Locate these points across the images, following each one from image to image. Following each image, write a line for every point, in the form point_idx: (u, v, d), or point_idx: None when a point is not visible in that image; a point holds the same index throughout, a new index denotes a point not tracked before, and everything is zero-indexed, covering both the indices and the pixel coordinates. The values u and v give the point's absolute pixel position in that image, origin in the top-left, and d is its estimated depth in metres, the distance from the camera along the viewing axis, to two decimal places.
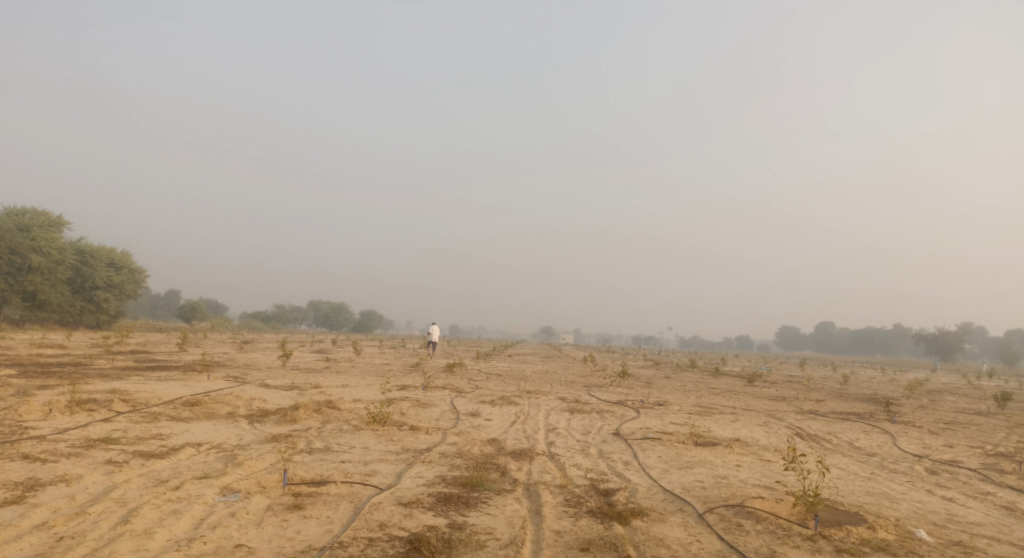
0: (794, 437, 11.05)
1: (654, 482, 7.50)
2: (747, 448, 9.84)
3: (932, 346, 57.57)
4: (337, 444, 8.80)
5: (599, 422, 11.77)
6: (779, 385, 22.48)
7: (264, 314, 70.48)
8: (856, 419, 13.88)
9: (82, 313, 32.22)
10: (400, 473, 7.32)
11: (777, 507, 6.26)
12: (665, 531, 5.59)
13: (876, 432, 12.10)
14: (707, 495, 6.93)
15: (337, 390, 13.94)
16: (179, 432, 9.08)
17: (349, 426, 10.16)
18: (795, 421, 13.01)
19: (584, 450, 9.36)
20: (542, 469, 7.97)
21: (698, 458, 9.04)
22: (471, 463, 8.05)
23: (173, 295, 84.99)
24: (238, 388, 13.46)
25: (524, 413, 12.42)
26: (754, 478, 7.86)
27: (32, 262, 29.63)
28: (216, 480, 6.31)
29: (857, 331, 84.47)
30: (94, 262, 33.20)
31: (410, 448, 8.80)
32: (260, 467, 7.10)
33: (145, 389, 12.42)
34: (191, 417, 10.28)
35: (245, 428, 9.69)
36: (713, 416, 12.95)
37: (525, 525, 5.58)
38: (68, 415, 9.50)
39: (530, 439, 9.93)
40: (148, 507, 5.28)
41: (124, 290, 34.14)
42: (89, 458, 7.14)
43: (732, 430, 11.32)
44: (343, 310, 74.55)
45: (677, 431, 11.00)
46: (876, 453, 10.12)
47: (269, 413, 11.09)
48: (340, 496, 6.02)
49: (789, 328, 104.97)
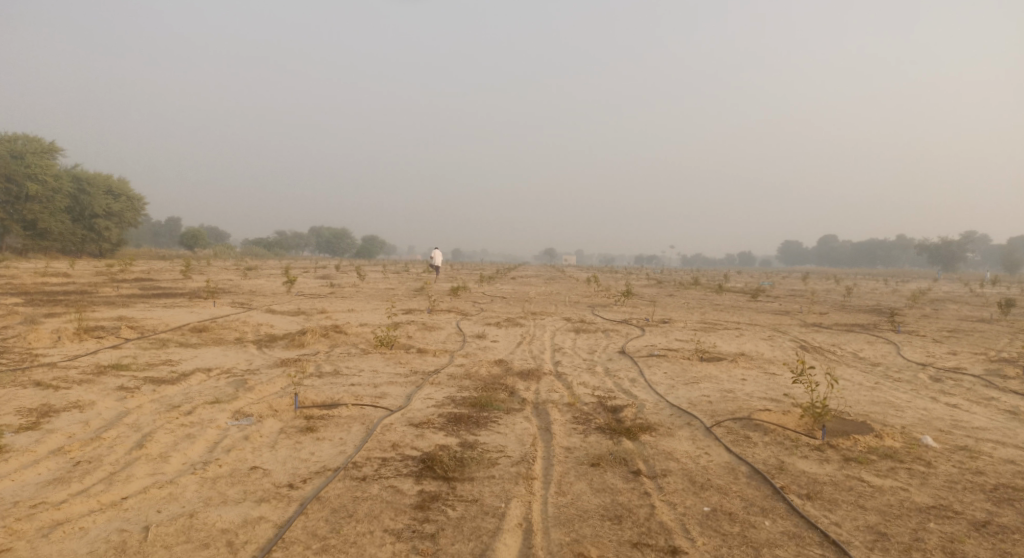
0: (799, 350, 11.13)
1: (661, 398, 7.56)
2: (752, 362, 9.92)
3: (935, 256, 57.51)
4: (346, 367, 8.86)
5: (604, 340, 11.85)
6: (782, 299, 22.59)
7: (266, 240, 70.37)
8: (860, 330, 13.97)
9: (85, 242, 32.12)
10: (410, 395, 7.37)
11: (784, 419, 6.31)
12: (674, 445, 5.65)
13: (880, 343, 12.17)
14: (714, 409, 6.99)
15: (343, 315, 14.01)
16: (188, 358, 9.14)
17: (356, 350, 10.23)
18: (800, 334, 13.08)
19: (591, 368, 9.43)
20: (550, 388, 8.04)
21: (704, 373, 9.12)
22: (479, 383, 8.12)
23: (174, 224, 84.61)
24: (244, 314, 13.52)
25: (530, 333, 12.49)
26: (760, 392, 7.92)
27: (29, 191, 29.22)
28: (228, 405, 6.36)
29: (860, 244, 84.24)
30: (92, 190, 32.75)
31: (418, 370, 8.87)
32: (271, 391, 7.14)
33: (152, 316, 12.46)
34: (199, 343, 10.35)
35: (254, 354, 9.75)
36: (717, 331, 13.02)
37: (535, 443, 5.64)
38: (78, 342, 9.55)
39: (536, 359, 10.00)
40: (162, 432, 5.32)
41: (124, 219, 33.89)
42: (101, 385, 7.19)
43: (738, 345, 11.39)
44: (345, 235, 74.33)
45: (682, 347, 11.07)
46: (881, 363, 10.19)
47: (276, 338, 11.16)
48: (351, 418, 6.06)
49: (792, 244, 104.76)
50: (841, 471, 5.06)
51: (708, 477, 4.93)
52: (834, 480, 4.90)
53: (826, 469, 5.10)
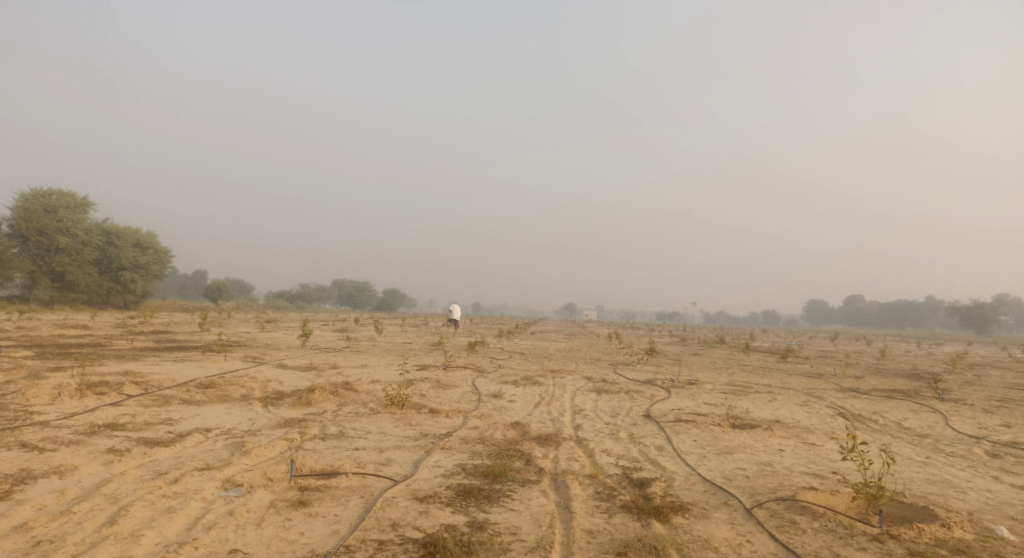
0: (838, 417, 10.31)
1: (692, 471, 6.86)
2: (789, 431, 9.13)
3: (967, 318, 55.50)
4: (352, 429, 8.33)
5: (628, 402, 11.17)
6: (813, 361, 21.55)
7: (288, 293, 70.88)
8: (901, 397, 13.03)
9: (110, 294, 32.43)
10: (417, 462, 6.80)
11: (833, 501, 5.60)
12: (711, 531, 4.98)
13: (925, 412, 11.27)
14: (752, 485, 6.28)
15: (355, 371, 13.51)
16: (189, 417, 8.70)
17: (365, 409, 9.68)
18: (837, 400, 12.21)
19: (614, 434, 8.76)
20: (570, 456, 7.40)
21: (737, 442, 8.38)
22: (493, 450, 7.52)
23: (200, 275, 86.03)
24: (254, 369, 13.11)
25: (549, 394, 11.83)
26: (801, 465, 7.18)
27: (58, 244, 29.76)
28: (218, 472, 5.85)
29: (888, 304, 82.08)
30: (120, 243, 33.29)
31: (429, 433, 8.28)
32: (268, 456, 6.63)
33: (160, 371, 12.11)
34: (203, 400, 9.92)
35: (258, 413, 9.28)
36: (748, 395, 12.24)
37: (553, 524, 5.02)
38: (78, 399, 9.20)
39: (555, 423, 9.36)
40: (140, 504, 4.84)
41: (150, 271, 34.29)
42: (90, 447, 6.76)
43: (771, 411, 10.63)
44: (366, 289, 74.58)
45: (712, 412, 10.33)
46: (930, 435, 9.32)
47: (284, 395, 10.69)
48: (351, 490, 5.51)
49: (817, 302, 102.52)
50: None
51: None
52: None
53: None
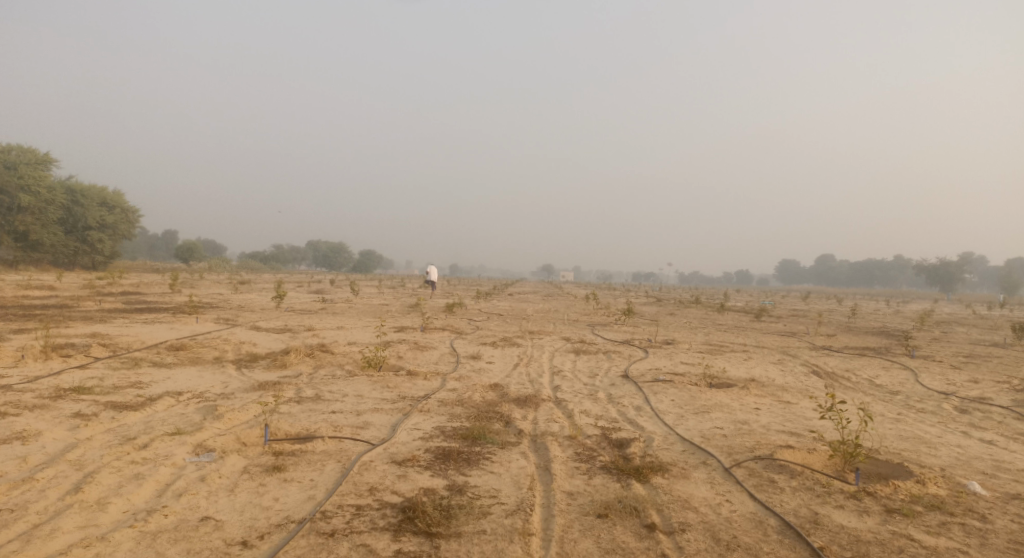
0: (812, 376, 10.47)
1: (670, 431, 6.89)
2: (765, 390, 9.25)
3: (934, 277, 56.97)
4: (328, 392, 8.19)
5: (606, 363, 11.21)
6: (787, 320, 21.92)
7: (262, 254, 69.68)
8: (873, 355, 13.29)
9: (77, 255, 31.46)
10: (395, 425, 6.70)
11: (810, 459, 5.66)
12: (690, 491, 4.99)
13: (896, 369, 11.51)
14: (730, 445, 6.33)
15: (332, 333, 13.33)
16: (160, 380, 8.46)
17: (341, 372, 9.53)
18: (811, 358, 12.40)
19: (592, 395, 8.77)
20: (549, 417, 7.37)
21: (714, 401, 8.45)
22: (472, 412, 7.45)
23: (170, 236, 83.96)
24: (227, 331, 12.84)
25: (528, 355, 11.80)
26: (777, 424, 7.27)
27: (21, 203, 28.60)
28: (189, 437, 5.68)
29: (858, 263, 83.74)
30: (85, 202, 32.15)
31: (407, 396, 8.18)
32: (241, 420, 6.47)
33: (129, 333, 11.77)
34: (174, 363, 9.66)
35: (231, 375, 9.07)
36: (724, 354, 12.38)
37: (533, 486, 4.99)
38: (43, 362, 8.88)
39: (534, 384, 9.33)
40: (107, 471, 4.66)
41: (118, 231, 33.28)
42: (55, 412, 6.51)
43: (747, 370, 10.74)
44: (343, 250, 73.66)
45: (689, 372, 10.40)
46: (901, 392, 9.53)
47: (258, 357, 10.48)
48: (327, 455, 5.40)
49: (790, 261, 104.21)
50: (885, 526, 4.43)
51: (734, 535, 4.30)
52: (878, 538, 4.27)
53: (867, 523, 4.47)
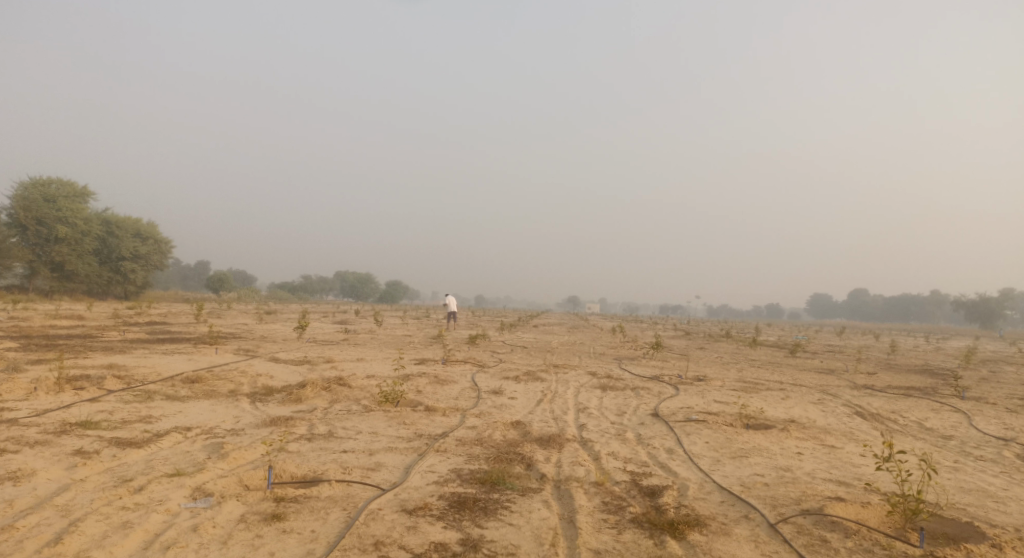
0: (856, 417, 9.73)
1: (707, 478, 6.32)
2: (806, 432, 8.58)
3: (973, 312, 54.80)
4: (342, 429, 7.81)
5: (634, 400, 10.64)
6: (823, 356, 20.96)
7: (291, 284, 70.53)
8: (920, 395, 12.43)
9: (110, 285, 32.03)
10: (409, 466, 6.27)
11: (865, 514, 5.06)
12: (732, 551, 4.47)
13: (947, 411, 10.69)
14: (773, 495, 5.73)
15: (350, 365, 13.01)
16: (170, 414, 8.19)
17: (357, 407, 9.14)
18: (853, 397, 11.63)
19: (620, 435, 8.23)
20: (573, 460, 6.87)
21: (752, 445, 7.83)
22: (491, 452, 6.98)
23: (202, 266, 85.66)
24: (245, 363, 12.60)
25: (551, 390, 11.29)
26: (824, 471, 6.64)
27: (58, 234, 29.31)
28: (189, 479, 5.36)
29: (892, 298, 81.25)
30: (120, 233, 32.83)
31: (423, 434, 7.75)
32: (246, 460, 6.13)
33: (146, 364, 11.59)
34: (188, 396, 9.40)
35: (244, 410, 8.77)
36: (759, 392, 11.68)
37: (555, 542, 4.52)
38: (55, 394, 8.69)
39: (558, 421, 8.83)
40: (93, 519, 4.36)
41: (151, 262, 33.84)
42: (56, 448, 6.26)
43: (785, 410, 10.06)
44: (369, 280, 74.21)
45: (723, 411, 9.77)
46: (955, 437, 8.76)
47: (274, 391, 10.18)
48: (333, 501, 5.02)
49: (821, 294, 101.76)
50: None
51: None
52: None
53: None
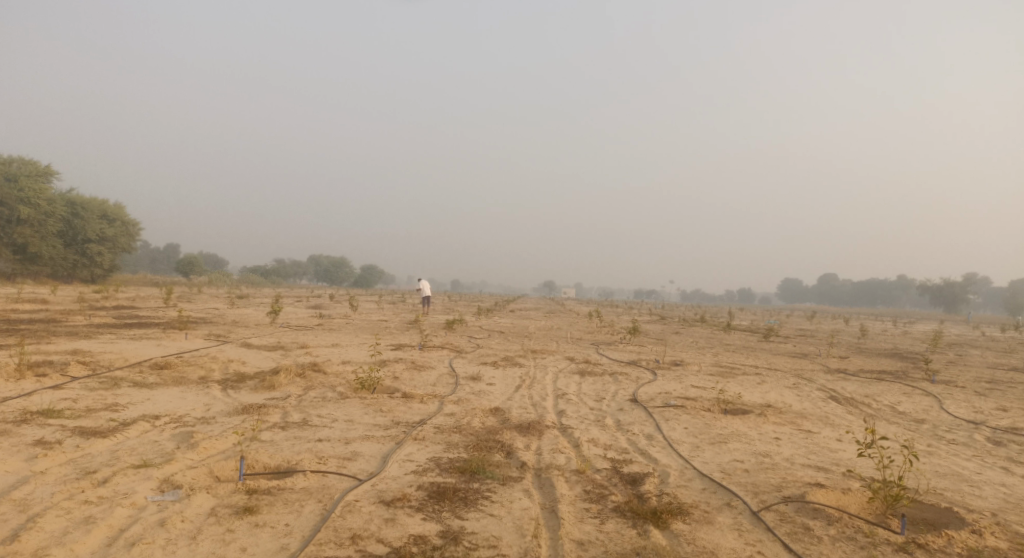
0: (831, 402, 9.84)
1: (687, 464, 6.30)
2: (783, 417, 8.63)
3: (937, 297, 56.27)
4: (317, 417, 7.62)
5: (613, 386, 10.61)
6: (796, 340, 21.26)
7: (263, 268, 69.31)
8: (891, 379, 12.66)
9: (76, 268, 31.03)
10: (386, 456, 6.12)
11: (846, 501, 5.08)
12: (716, 540, 4.44)
13: (917, 395, 10.88)
14: (754, 482, 5.72)
15: (325, 351, 12.74)
16: (137, 402, 7.90)
17: (332, 394, 8.94)
18: (827, 382, 11.78)
19: (600, 421, 8.19)
20: (554, 447, 6.79)
21: (730, 430, 7.85)
22: (470, 440, 6.87)
23: (172, 250, 83.65)
24: (216, 349, 12.27)
25: (530, 376, 11.21)
26: (802, 457, 6.67)
27: (19, 215, 28.24)
28: (156, 470, 5.14)
29: (861, 284, 83.08)
30: (85, 215, 31.76)
31: (400, 422, 7.60)
32: (217, 450, 5.92)
33: (112, 350, 11.19)
34: (156, 383, 9.10)
35: (215, 397, 8.51)
36: (736, 377, 11.76)
37: (537, 534, 4.44)
38: (15, 381, 8.31)
39: (537, 408, 8.75)
40: (53, 515, 4.15)
41: (118, 245, 32.83)
42: (14, 438, 5.96)
43: (762, 395, 10.13)
44: (344, 264, 73.30)
45: (701, 397, 9.81)
46: (927, 420, 8.91)
47: (246, 378, 9.91)
48: (308, 493, 4.86)
49: (792, 279, 103.64)
50: None
51: None
52: None
53: None
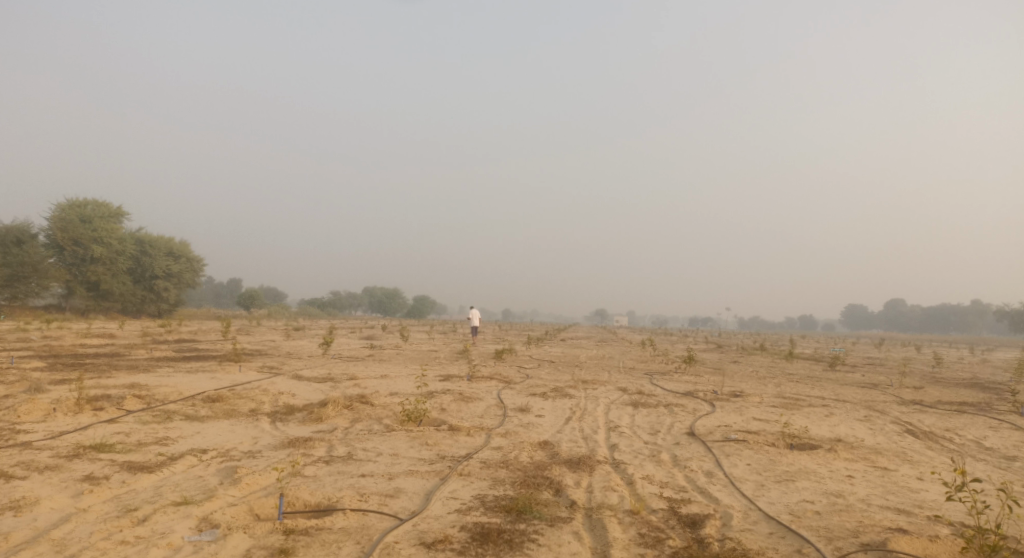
0: (908, 436, 9.03)
1: (751, 505, 5.81)
2: (856, 453, 7.95)
3: (1018, 323, 52.41)
4: (362, 451, 7.49)
5: (668, 418, 10.10)
6: (864, 369, 19.99)
7: (319, 300, 71.23)
8: (975, 411, 11.59)
9: (144, 303, 32.54)
10: (430, 492, 5.90)
11: (934, 550, 4.53)
12: None
13: (1007, 429, 9.89)
14: (827, 525, 5.19)
15: (374, 382, 12.70)
16: (187, 436, 7.97)
17: (378, 427, 8.82)
18: (902, 414, 10.88)
19: (655, 456, 7.73)
20: (606, 485, 6.40)
21: (798, 467, 7.26)
22: (517, 476, 6.56)
23: (235, 284, 87.19)
24: (268, 381, 12.42)
25: (581, 407, 10.81)
26: (881, 498, 6.06)
27: (93, 253, 29.94)
28: (196, 509, 5.10)
29: (932, 309, 78.45)
30: (153, 252, 33.36)
31: (446, 456, 7.37)
32: (259, 486, 5.85)
33: (169, 383, 11.45)
34: (207, 416, 9.20)
35: (263, 430, 8.51)
36: (801, 409, 11.02)
37: None
38: (74, 416, 8.55)
39: (588, 442, 8.37)
40: None
41: (183, 280, 34.28)
42: (66, 473, 6.06)
43: (830, 428, 9.41)
44: (396, 295, 74.53)
45: (764, 430, 9.19)
46: (1020, 457, 8.03)
47: (294, 410, 9.92)
48: (345, 535, 4.69)
49: (856, 305, 99.01)
50: None
51: None
52: None
53: None
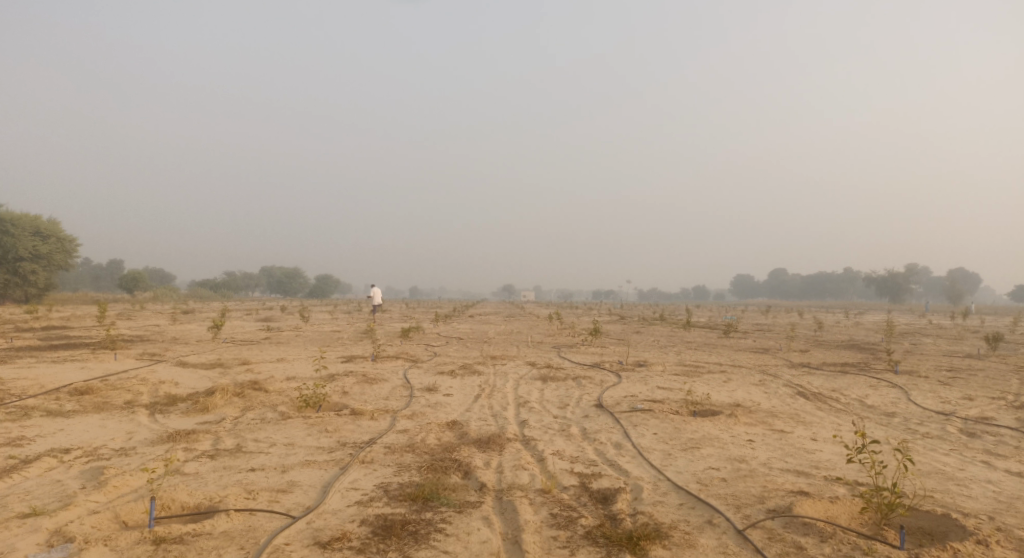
0: (799, 399, 9.54)
1: (660, 475, 5.82)
2: (754, 417, 8.27)
3: (882, 288, 58.10)
4: (253, 442, 6.84)
5: (577, 391, 10.11)
6: (756, 336, 21.30)
7: (213, 282, 66.67)
8: (854, 371, 12.53)
9: (7, 288, 28.89)
10: (329, 484, 5.43)
11: (834, 511, 4.69)
12: None
13: (883, 387, 10.73)
14: (733, 492, 5.27)
15: (269, 366, 11.83)
16: (46, 434, 6.95)
17: (273, 415, 8.14)
18: (792, 377, 11.55)
19: (565, 431, 7.64)
20: (516, 464, 6.20)
21: (702, 434, 7.41)
22: (424, 460, 6.21)
23: (115, 265, 79.71)
24: (147, 369, 11.23)
25: (490, 384, 10.59)
26: (780, 460, 6.27)
27: None
28: (47, 521, 4.37)
29: (809, 277, 85.51)
30: (16, 231, 29.55)
31: (347, 443, 6.87)
32: (129, 488, 5.14)
33: (27, 376, 10.05)
34: (72, 410, 8.11)
35: (138, 424, 7.59)
36: (702, 376, 11.42)
37: None
38: None
39: (498, 419, 8.16)
40: None
41: (53, 262, 30.68)
42: None
43: (729, 394, 9.78)
44: (298, 274, 71.21)
45: (668, 398, 9.38)
46: (897, 413, 8.68)
47: (178, 400, 8.97)
48: (230, 541, 4.18)
49: (744, 276, 106.12)
50: None
51: None
52: None
53: None
